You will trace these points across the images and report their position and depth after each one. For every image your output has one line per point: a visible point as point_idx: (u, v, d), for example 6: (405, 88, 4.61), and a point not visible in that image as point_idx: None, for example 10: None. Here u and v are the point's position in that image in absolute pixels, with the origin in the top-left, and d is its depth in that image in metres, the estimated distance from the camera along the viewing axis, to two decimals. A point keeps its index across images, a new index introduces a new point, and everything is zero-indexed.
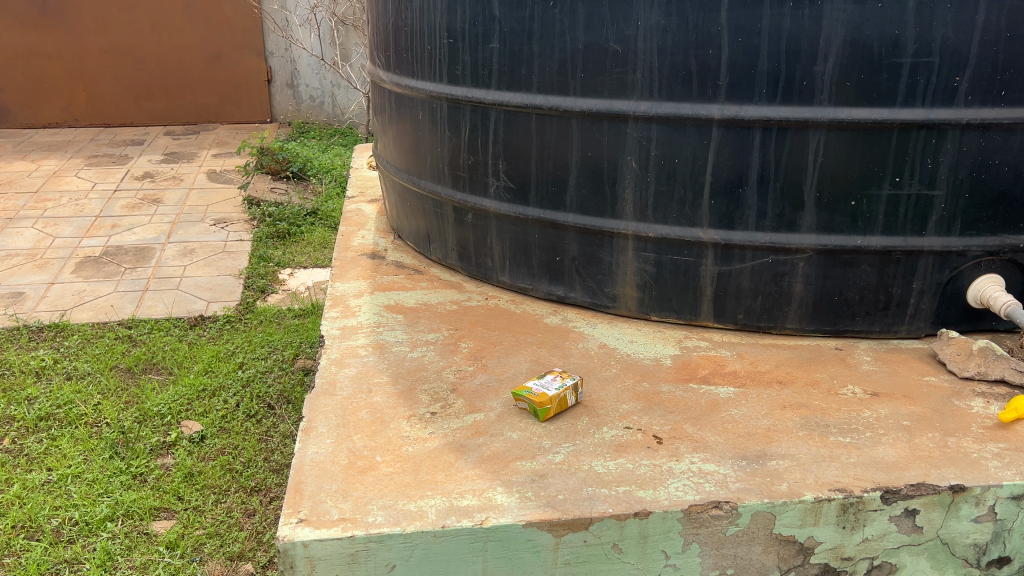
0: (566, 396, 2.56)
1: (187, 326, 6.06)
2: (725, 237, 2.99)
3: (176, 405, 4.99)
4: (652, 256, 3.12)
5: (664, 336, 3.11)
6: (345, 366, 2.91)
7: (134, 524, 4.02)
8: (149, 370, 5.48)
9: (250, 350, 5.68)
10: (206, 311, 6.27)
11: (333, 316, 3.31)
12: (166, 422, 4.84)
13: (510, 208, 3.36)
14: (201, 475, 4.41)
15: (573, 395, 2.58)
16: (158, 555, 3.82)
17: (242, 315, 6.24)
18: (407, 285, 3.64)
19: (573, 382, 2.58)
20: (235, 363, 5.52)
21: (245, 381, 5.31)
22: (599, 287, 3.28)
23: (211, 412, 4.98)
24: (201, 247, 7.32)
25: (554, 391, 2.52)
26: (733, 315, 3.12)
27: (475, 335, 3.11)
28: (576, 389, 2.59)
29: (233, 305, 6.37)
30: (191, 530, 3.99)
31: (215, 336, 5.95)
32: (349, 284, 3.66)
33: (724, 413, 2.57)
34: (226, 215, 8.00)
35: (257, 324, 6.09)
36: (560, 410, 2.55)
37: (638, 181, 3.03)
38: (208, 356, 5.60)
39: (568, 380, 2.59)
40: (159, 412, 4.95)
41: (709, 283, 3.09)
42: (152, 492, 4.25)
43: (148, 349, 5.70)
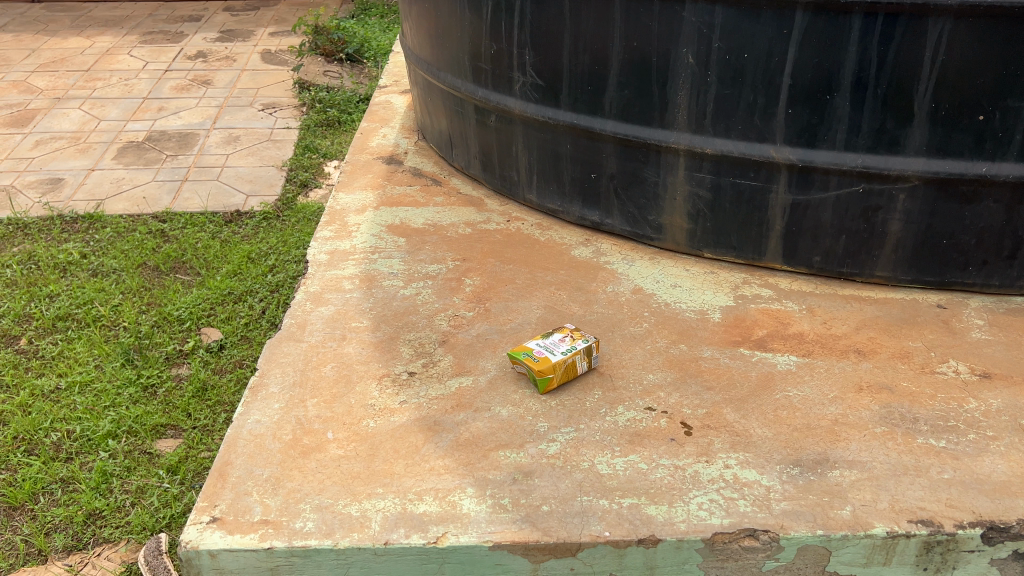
0: (576, 364, 2.03)
1: (222, 222, 5.66)
2: (804, 157, 2.32)
3: (197, 305, 4.57)
4: (709, 179, 2.48)
5: (717, 280, 2.50)
6: (321, 302, 2.42)
7: (139, 434, 3.30)
8: (178, 271, 5.10)
9: (283, 249, 5.20)
10: (244, 206, 5.87)
11: (325, 238, 2.82)
12: (188, 323, 4.34)
13: (538, 110, 2.75)
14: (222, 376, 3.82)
15: (585, 361, 2.05)
16: (155, 479, 3.08)
17: (282, 212, 5.79)
18: (419, 200, 3.10)
19: (586, 345, 2.04)
20: (268, 267, 5.07)
21: (278, 281, 4.80)
22: (641, 213, 2.66)
23: (234, 311, 4.48)
24: (246, 136, 6.89)
25: (559, 357, 1.99)
26: (807, 258, 2.47)
27: (484, 270, 2.57)
28: (590, 354, 2.06)
29: (271, 200, 5.94)
30: (208, 432, 3.30)
31: (250, 235, 5.52)
32: (354, 195, 3.14)
33: (779, 395, 2.00)
34: (276, 100, 7.53)
35: (295, 223, 5.62)
36: (566, 380, 2.03)
37: (694, 82, 2.37)
38: (238, 258, 5.14)
39: (580, 342, 2.06)
40: (180, 317, 4.50)
41: (779, 216, 2.44)
42: (159, 406, 3.48)
43: (179, 247, 5.31)
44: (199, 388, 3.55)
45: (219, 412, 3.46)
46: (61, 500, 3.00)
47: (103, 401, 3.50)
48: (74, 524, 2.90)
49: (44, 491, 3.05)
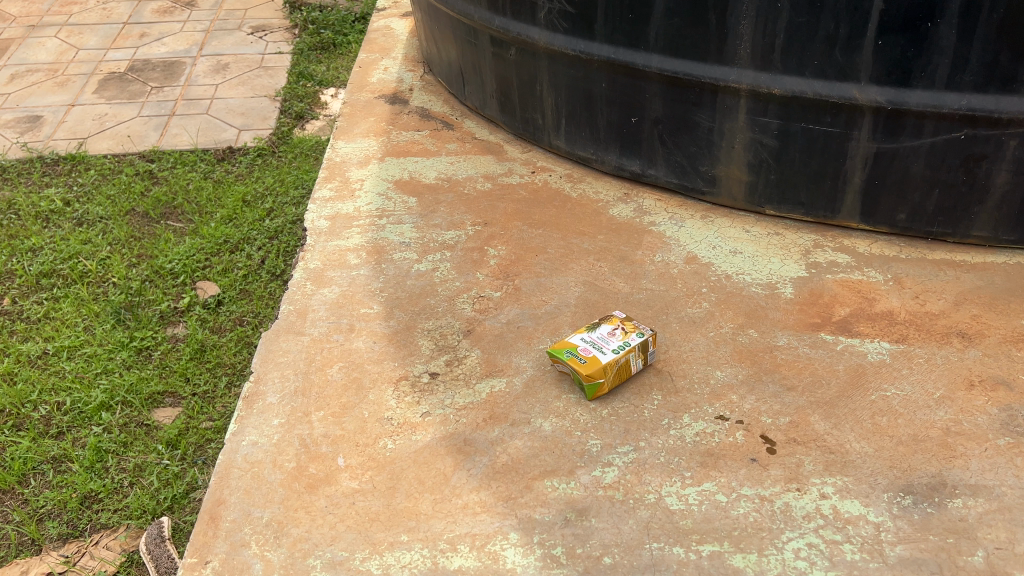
0: (630, 363, 1.70)
1: (214, 159, 5.14)
2: (895, 98, 1.94)
3: (176, 242, 3.26)
4: (775, 124, 2.09)
5: (782, 244, 2.15)
6: (323, 283, 2.08)
7: (135, 403, 2.40)
8: (172, 218, 3.91)
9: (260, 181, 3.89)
10: (236, 141, 5.36)
11: (324, 198, 2.47)
12: (176, 272, 3.05)
13: (568, 43, 2.34)
14: (214, 328, 2.76)
15: (640, 359, 1.72)
16: (154, 457, 2.23)
17: (278, 146, 5.29)
18: (430, 149, 2.72)
19: (642, 340, 1.71)
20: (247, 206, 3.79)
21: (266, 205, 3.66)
22: (691, 163, 2.29)
23: (227, 249, 3.16)
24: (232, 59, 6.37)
25: (611, 357, 1.66)
26: (890, 215, 2.11)
27: (510, 238, 2.23)
28: (645, 350, 1.73)
29: (265, 134, 5.41)
30: (219, 385, 2.46)
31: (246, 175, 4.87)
32: (356, 144, 2.76)
33: (874, 396, 1.67)
34: (266, 22, 6.99)
35: (291, 161, 5.08)
36: (619, 383, 1.70)
37: (762, 9, 1.96)
38: (212, 196, 3.88)
39: (634, 336, 1.72)
40: (172, 271, 3.05)
41: (859, 167, 2.06)
42: (156, 369, 2.53)
43: (171, 188, 4.12)
44: (198, 342, 2.63)
45: (221, 372, 2.52)
46: (39, 488, 2.15)
47: (92, 367, 2.56)
48: (66, 511, 2.09)
49: (33, 468, 2.22)
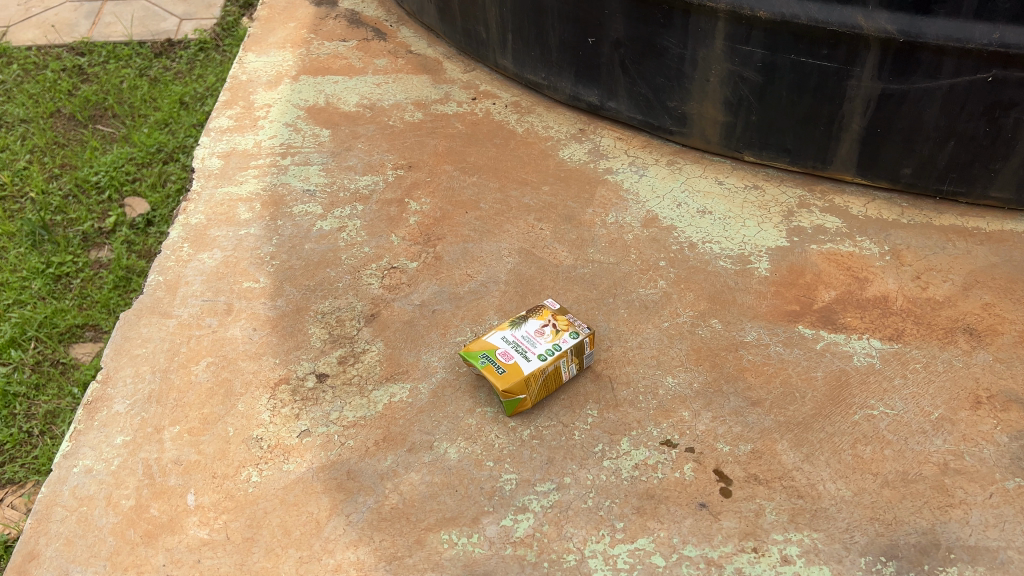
0: (561, 371, 1.38)
1: (150, 55, 3.08)
2: (908, 28, 1.54)
3: (104, 149, 2.61)
4: (759, 55, 1.70)
5: (761, 202, 1.79)
6: (203, 247, 1.72)
7: (49, 340, 1.90)
8: (98, 124, 2.76)
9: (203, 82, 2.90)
10: (172, 36, 3.17)
11: (220, 128, 2.06)
12: (102, 186, 2.38)
13: None
14: (143, 253, 2.15)
15: (575, 364, 1.40)
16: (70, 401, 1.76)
17: (221, 41, 3.13)
18: (354, 67, 2.29)
19: (576, 343, 1.38)
20: (193, 111, 2.76)
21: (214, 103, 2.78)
22: (657, 97, 1.90)
23: (162, 158, 2.49)
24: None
25: (536, 367, 1.34)
26: (893, 169, 1.74)
27: (436, 189, 1.86)
28: (581, 353, 1.40)
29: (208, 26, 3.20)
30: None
31: (183, 73, 2.99)
32: (268, 58, 2.33)
33: (858, 417, 1.35)
34: None
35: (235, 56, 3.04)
36: (546, 394, 1.38)
37: None
38: (150, 93, 2.86)
39: (567, 336, 1.39)
40: (99, 185, 2.40)
41: (859, 111, 1.68)
42: (75, 304, 1.98)
43: (98, 89, 2.90)
44: (123, 268, 2.08)
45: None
46: None
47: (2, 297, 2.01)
48: None
49: None
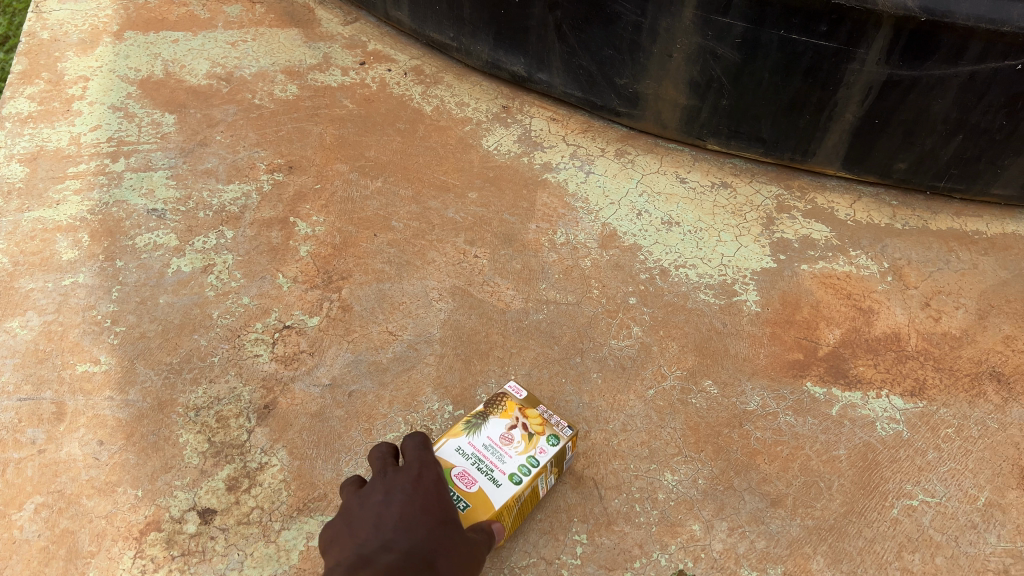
0: (540, 490, 1.04)
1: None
2: (932, 5, 1.23)
3: None
4: (739, 29, 1.34)
5: (735, 207, 1.49)
6: (11, 310, 1.24)
7: None
8: None
9: None
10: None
11: (20, 116, 1.53)
12: None
13: None
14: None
15: (554, 475, 1.07)
16: None
17: None
18: (198, 18, 1.77)
19: (559, 452, 1.04)
20: None
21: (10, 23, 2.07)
22: (602, 71, 1.53)
23: None
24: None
25: (511, 495, 0.99)
26: (885, 165, 1.47)
27: (331, 201, 1.43)
28: (563, 462, 1.07)
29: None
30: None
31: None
32: (75, 5, 1.77)
33: (897, 512, 1.10)
34: None
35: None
36: (519, 521, 1.04)
37: None
38: None
39: (545, 443, 1.05)
40: None
41: (855, 100, 1.38)
42: None
43: None
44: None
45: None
46: None
47: None
48: None
49: None
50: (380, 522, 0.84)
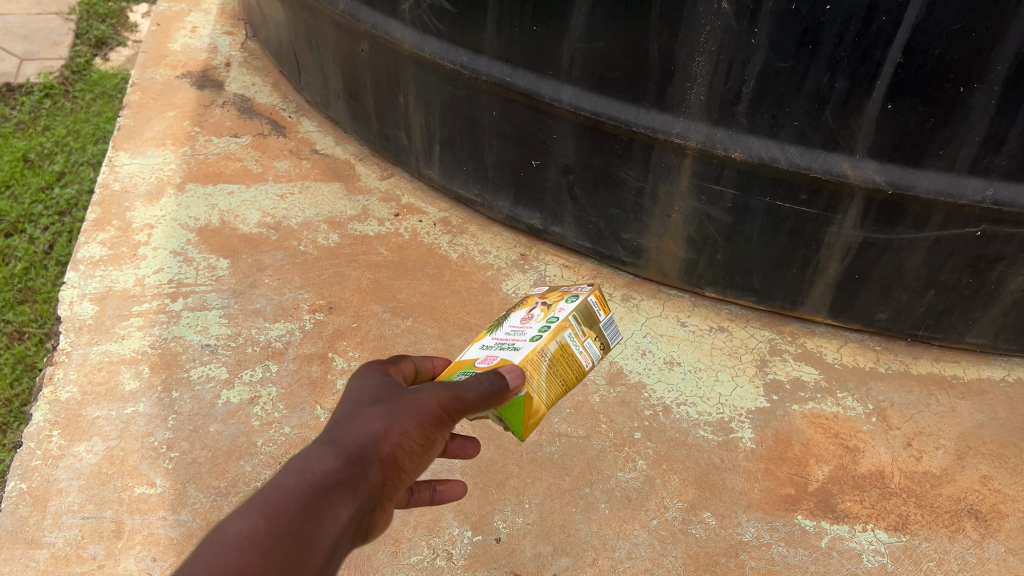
0: (574, 349, 0.97)
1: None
2: (898, 180, 1.41)
3: None
4: (730, 195, 1.53)
5: (732, 350, 1.63)
6: (79, 436, 1.38)
7: None
8: None
9: (44, 141, 2.51)
10: (12, 80, 2.79)
11: (93, 259, 1.72)
12: None
13: (441, 52, 1.69)
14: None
15: (590, 339, 1.00)
16: None
17: (71, 86, 2.79)
18: (251, 172, 1.99)
19: (580, 305, 1.00)
20: (39, 171, 2.39)
21: (65, 161, 2.43)
22: (610, 227, 1.71)
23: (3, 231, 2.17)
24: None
25: (532, 348, 0.93)
26: (868, 315, 1.62)
27: (365, 338, 1.59)
28: (596, 325, 1.01)
29: (56, 69, 2.86)
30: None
31: (24, 123, 2.62)
32: (144, 160, 2.00)
33: None
34: None
35: (90, 106, 2.70)
36: (563, 384, 0.95)
37: (727, 45, 1.36)
38: None
39: (564, 304, 1.01)
40: None
41: (836, 258, 1.55)
42: None
43: None
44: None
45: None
46: None
47: None
48: None
49: None
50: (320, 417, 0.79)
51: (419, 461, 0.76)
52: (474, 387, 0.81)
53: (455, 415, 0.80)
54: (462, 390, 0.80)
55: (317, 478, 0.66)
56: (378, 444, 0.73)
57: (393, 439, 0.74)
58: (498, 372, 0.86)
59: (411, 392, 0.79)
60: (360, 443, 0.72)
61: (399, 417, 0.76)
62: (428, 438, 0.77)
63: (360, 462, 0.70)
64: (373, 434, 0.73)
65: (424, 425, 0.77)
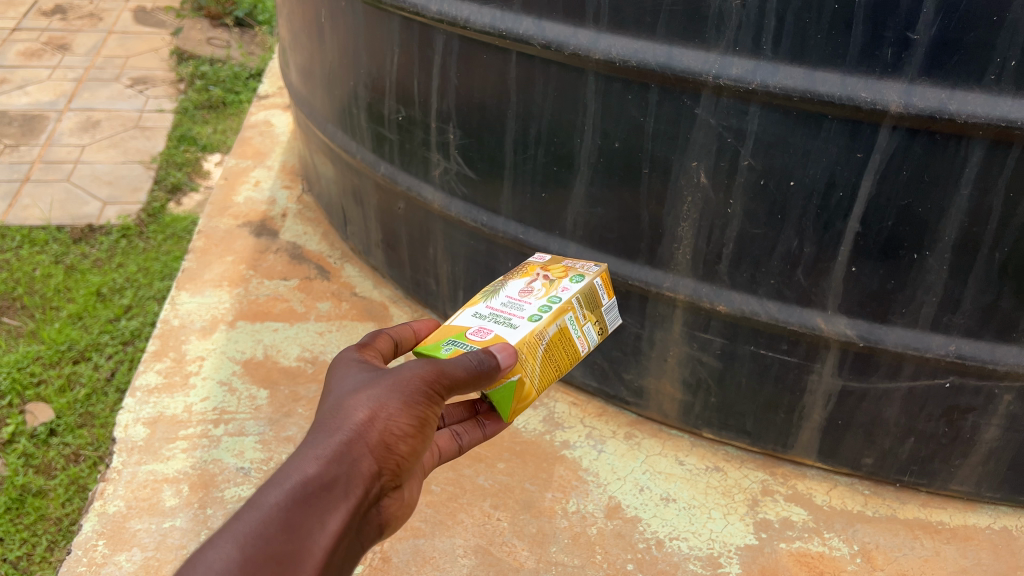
0: (571, 332, 1.18)
1: (67, 242, 3.00)
2: (867, 333, 1.55)
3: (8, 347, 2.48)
4: (718, 343, 1.69)
5: (725, 488, 1.74)
6: (121, 546, 1.55)
7: None
8: (5, 319, 2.61)
9: (117, 276, 2.80)
10: (94, 222, 3.13)
11: (148, 387, 1.93)
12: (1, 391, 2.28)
13: (465, 210, 1.92)
14: (42, 468, 2.07)
15: (588, 324, 1.22)
16: None
17: (146, 227, 3.11)
18: (296, 311, 2.22)
19: (582, 291, 1.21)
20: (109, 304, 2.66)
21: (133, 295, 2.70)
22: (614, 369, 1.87)
23: (71, 358, 2.41)
24: (75, 12, 5.22)
25: (535, 331, 1.11)
26: (854, 459, 1.72)
27: None
28: (593, 311, 1.23)
29: (134, 212, 3.20)
30: (39, 549, 1.86)
31: (101, 260, 2.92)
32: (202, 299, 2.24)
33: None
34: None
35: (160, 246, 3.01)
36: (556, 365, 1.16)
37: (706, 212, 1.55)
38: (58, 287, 2.75)
39: (568, 285, 1.22)
40: None
41: (819, 404, 1.67)
42: None
43: (7, 278, 2.78)
44: (17, 487, 1.99)
45: (45, 530, 1.91)
46: None
47: None
48: None
49: None
50: (318, 406, 0.97)
51: (410, 441, 0.95)
52: (462, 365, 0.97)
53: (442, 391, 0.97)
54: (448, 368, 0.96)
55: (299, 487, 0.84)
56: (362, 438, 0.91)
57: (379, 429, 0.92)
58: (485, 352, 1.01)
59: (397, 375, 0.96)
60: (344, 444, 0.90)
61: (384, 406, 0.93)
62: (417, 416, 0.95)
63: (345, 461, 0.89)
64: (357, 429, 0.91)
65: (410, 407, 0.95)
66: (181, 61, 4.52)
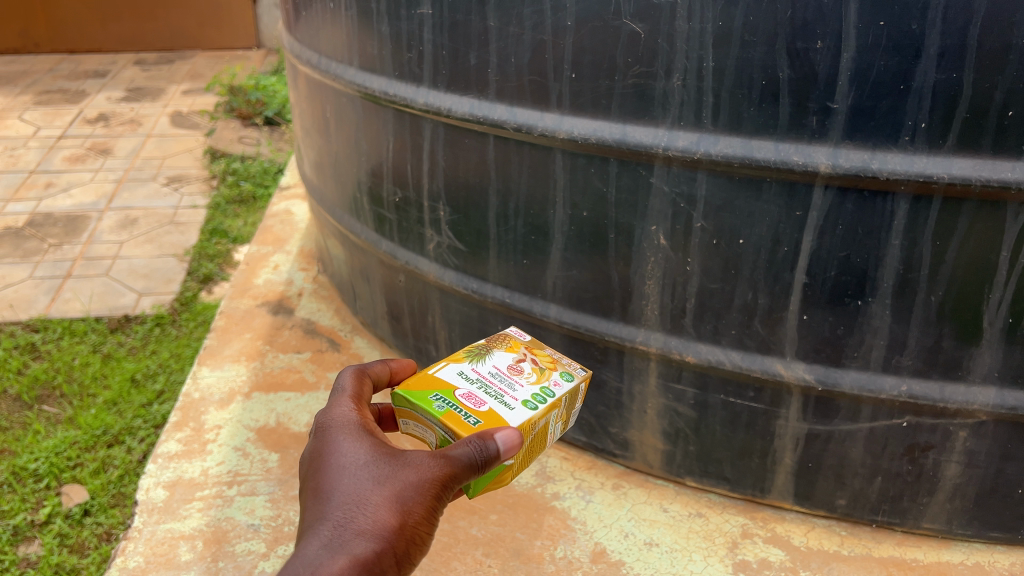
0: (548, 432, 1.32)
1: (105, 332, 3.22)
2: (825, 377, 1.66)
3: (49, 432, 2.65)
4: (691, 393, 1.80)
5: (708, 533, 1.82)
6: None
7: None
8: (46, 405, 2.80)
9: (151, 362, 3.00)
10: (130, 312, 3.35)
11: (169, 454, 2.08)
12: (41, 473, 2.44)
13: (458, 279, 2.09)
14: (76, 546, 2.20)
15: (557, 425, 1.37)
16: None
17: (179, 316, 3.32)
18: (307, 381, 2.38)
19: (570, 388, 1.36)
20: (144, 389, 2.85)
21: (165, 380, 2.89)
22: (600, 422, 1.99)
23: (106, 441, 2.58)
24: (117, 119, 5.61)
25: (529, 418, 1.25)
26: (829, 500, 1.81)
27: None
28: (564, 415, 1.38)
29: (168, 302, 3.42)
30: None
31: (136, 348, 3.12)
32: (222, 373, 2.42)
33: None
34: (150, 83, 6.30)
35: (191, 333, 3.21)
36: (530, 454, 1.31)
37: (669, 271, 1.70)
38: (95, 373, 2.94)
39: (558, 379, 1.38)
40: (30, 470, 2.45)
41: (789, 448, 1.77)
42: None
43: (49, 366, 2.99)
44: (53, 565, 2.13)
45: None
46: None
47: None
48: None
49: None
50: (334, 486, 1.08)
51: (424, 535, 1.07)
52: (470, 463, 1.08)
53: (450, 487, 1.08)
54: (458, 467, 1.07)
55: None
56: (390, 547, 1.04)
57: (404, 532, 1.05)
58: (489, 439, 1.09)
59: (416, 475, 1.07)
60: (374, 551, 1.02)
61: (407, 509, 1.05)
62: (431, 512, 1.07)
63: (373, 569, 1.01)
64: (382, 534, 1.03)
65: (428, 509, 1.07)
66: (214, 159, 4.84)
